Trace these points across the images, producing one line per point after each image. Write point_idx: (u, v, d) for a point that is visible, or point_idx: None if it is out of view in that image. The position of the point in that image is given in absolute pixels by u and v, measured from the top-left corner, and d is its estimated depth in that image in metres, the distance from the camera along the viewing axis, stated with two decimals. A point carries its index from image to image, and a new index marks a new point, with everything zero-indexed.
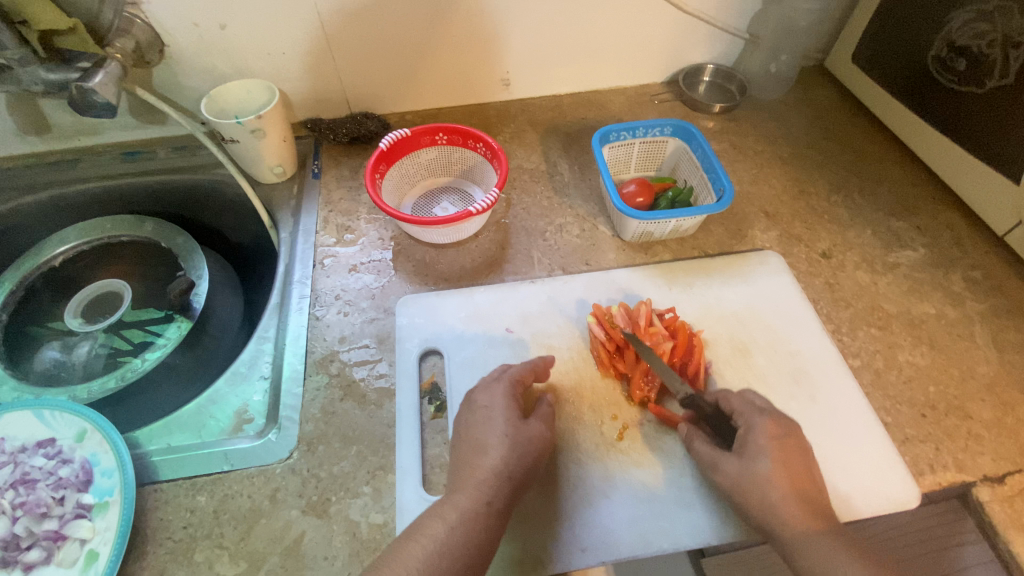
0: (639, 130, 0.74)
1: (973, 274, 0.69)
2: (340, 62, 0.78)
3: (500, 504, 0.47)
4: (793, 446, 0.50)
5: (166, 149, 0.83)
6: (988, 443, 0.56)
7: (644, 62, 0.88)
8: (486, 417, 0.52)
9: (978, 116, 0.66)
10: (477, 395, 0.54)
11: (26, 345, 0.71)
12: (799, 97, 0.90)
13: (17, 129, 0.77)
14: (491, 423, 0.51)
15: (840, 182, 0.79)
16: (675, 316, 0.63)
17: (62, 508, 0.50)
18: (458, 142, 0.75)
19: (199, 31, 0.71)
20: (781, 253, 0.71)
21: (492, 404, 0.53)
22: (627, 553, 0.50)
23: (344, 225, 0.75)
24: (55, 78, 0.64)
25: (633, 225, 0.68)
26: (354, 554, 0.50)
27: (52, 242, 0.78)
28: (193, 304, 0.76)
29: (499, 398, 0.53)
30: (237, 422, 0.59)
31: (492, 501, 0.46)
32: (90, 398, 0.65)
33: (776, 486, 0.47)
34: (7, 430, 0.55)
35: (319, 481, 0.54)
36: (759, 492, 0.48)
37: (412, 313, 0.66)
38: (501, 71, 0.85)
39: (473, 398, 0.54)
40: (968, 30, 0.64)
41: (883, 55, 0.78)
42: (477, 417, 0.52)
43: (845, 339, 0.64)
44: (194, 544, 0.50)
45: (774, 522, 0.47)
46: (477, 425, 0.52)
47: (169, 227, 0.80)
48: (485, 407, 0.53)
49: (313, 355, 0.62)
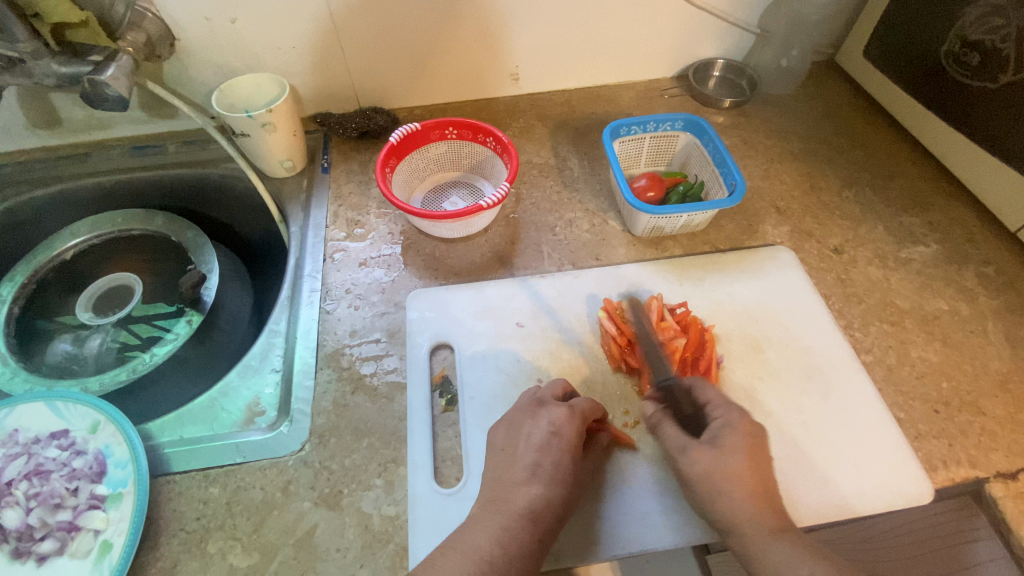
0: (649, 124, 0.74)
1: (986, 270, 0.68)
2: (350, 56, 0.78)
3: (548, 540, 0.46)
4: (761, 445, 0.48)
5: (176, 144, 0.83)
6: (1002, 439, 0.56)
7: (654, 57, 0.88)
8: (546, 443, 0.49)
9: (992, 111, 0.65)
10: (539, 412, 0.52)
11: (38, 338, 0.72)
12: (810, 92, 0.90)
13: (30, 123, 0.77)
14: (549, 451, 0.49)
15: (851, 178, 0.78)
16: (686, 311, 0.63)
17: (75, 499, 0.50)
18: (468, 137, 0.75)
19: (210, 25, 0.71)
20: (792, 248, 0.71)
21: (556, 433, 0.50)
22: (639, 546, 0.50)
23: (353, 219, 0.75)
24: (67, 71, 0.64)
25: (644, 220, 0.68)
26: (366, 547, 0.50)
27: (63, 236, 0.78)
28: (204, 297, 0.76)
29: (565, 427, 0.50)
30: (249, 414, 0.59)
31: (542, 538, 0.46)
32: (102, 390, 0.66)
33: (740, 484, 0.45)
34: (20, 421, 0.55)
35: (331, 474, 0.54)
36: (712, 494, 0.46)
37: (422, 307, 0.65)
38: (511, 66, 0.85)
39: (531, 418, 0.52)
40: (982, 24, 0.64)
41: (895, 50, 0.77)
42: (536, 439, 0.50)
43: (857, 334, 0.63)
44: (208, 535, 0.51)
45: (738, 528, 0.45)
46: (526, 444, 0.50)
47: (179, 221, 0.81)
48: (539, 428, 0.50)
49: (324, 348, 0.63)
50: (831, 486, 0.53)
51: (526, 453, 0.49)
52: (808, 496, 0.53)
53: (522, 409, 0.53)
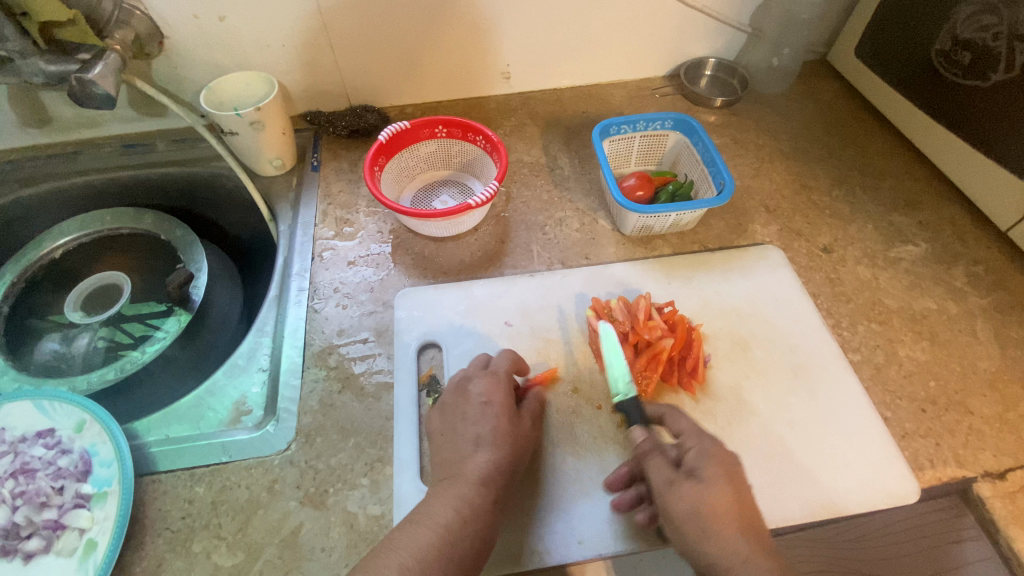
0: (639, 123, 0.74)
1: (975, 269, 0.68)
2: (339, 54, 0.78)
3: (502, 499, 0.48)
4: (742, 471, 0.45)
5: (166, 142, 0.83)
6: (989, 438, 0.56)
7: (645, 56, 0.87)
8: (482, 413, 0.51)
9: (983, 109, 0.65)
10: (468, 386, 0.54)
11: (26, 336, 0.71)
12: (802, 91, 0.90)
13: (19, 121, 0.77)
14: (487, 420, 0.51)
15: (842, 177, 0.78)
16: (674, 309, 0.63)
17: (61, 497, 0.50)
18: (457, 135, 0.75)
19: (199, 23, 0.71)
20: (782, 248, 0.71)
21: (488, 401, 0.52)
22: (625, 545, 0.50)
23: (342, 218, 0.75)
24: (55, 70, 0.64)
25: (633, 219, 0.68)
26: (351, 546, 0.50)
27: (53, 234, 0.78)
28: (192, 296, 0.76)
29: (496, 395, 0.52)
30: (235, 413, 0.59)
31: (496, 500, 0.47)
32: (89, 389, 0.66)
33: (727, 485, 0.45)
34: (7, 420, 0.55)
35: (316, 473, 0.54)
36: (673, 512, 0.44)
37: (410, 306, 0.65)
38: (501, 64, 0.85)
39: (460, 392, 0.54)
40: (974, 22, 0.63)
41: (886, 49, 0.77)
42: (470, 411, 0.52)
43: (846, 333, 0.63)
44: (192, 534, 0.50)
45: None
46: (465, 420, 0.51)
47: (169, 220, 0.81)
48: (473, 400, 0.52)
49: (311, 347, 0.62)
50: (815, 486, 0.53)
51: (466, 427, 0.51)
52: (790, 498, 0.52)
53: (453, 385, 0.55)
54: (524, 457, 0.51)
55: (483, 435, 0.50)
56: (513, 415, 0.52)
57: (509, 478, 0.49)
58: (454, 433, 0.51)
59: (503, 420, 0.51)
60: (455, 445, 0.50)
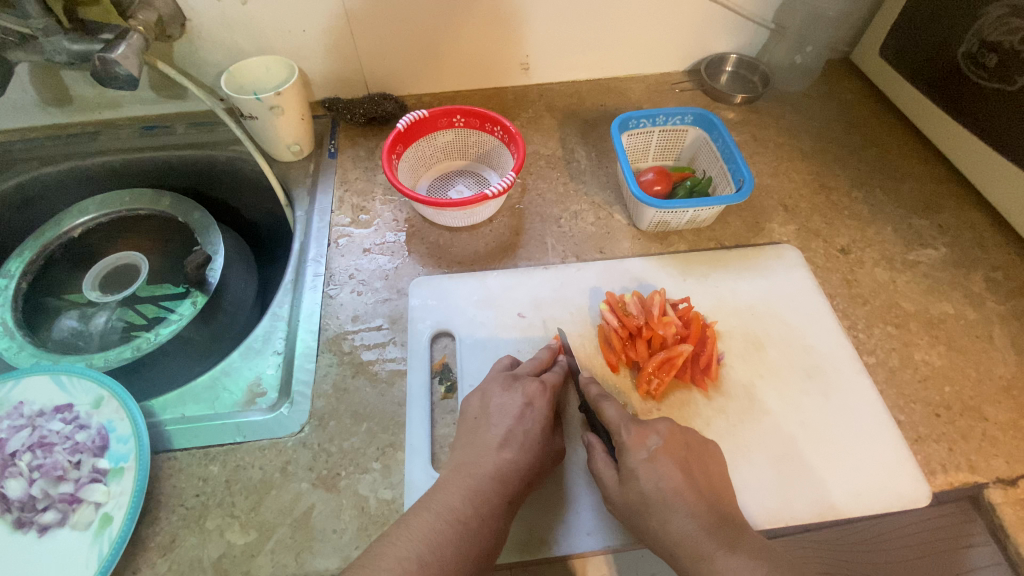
0: (659, 117, 0.73)
1: (995, 275, 0.68)
2: (360, 41, 0.78)
3: (521, 481, 0.48)
4: (701, 467, 0.49)
5: (184, 125, 0.84)
6: (1003, 445, 0.55)
7: (666, 52, 0.87)
8: (512, 413, 0.52)
9: (1007, 114, 0.64)
10: (514, 383, 0.54)
11: (45, 315, 0.73)
12: (823, 89, 0.89)
13: (39, 100, 0.78)
14: (511, 408, 0.52)
15: (861, 178, 0.77)
16: (688, 306, 0.62)
17: (78, 471, 0.51)
18: (475, 125, 0.74)
19: (220, 5, 0.71)
20: (799, 248, 0.70)
21: (531, 402, 0.53)
22: (630, 535, 0.50)
23: (359, 205, 0.75)
24: (78, 49, 0.64)
25: (650, 214, 0.67)
26: (361, 529, 0.50)
27: (72, 213, 0.79)
28: (209, 278, 0.76)
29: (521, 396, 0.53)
30: (250, 395, 0.59)
31: (514, 486, 0.48)
32: (107, 366, 0.66)
33: None
34: (26, 394, 0.56)
35: (329, 456, 0.54)
36: (659, 503, 0.46)
37: (424, 295, 0.66)
38: (521, 55, 0.84)
39: (506, 386, 0.54)
40: (1002, 25, 0.62)
41: (911, 50, 0.76)
42: (500, 413, 0.52)
43: (861, 335, 0.63)
44: (206, 512, 0.51)
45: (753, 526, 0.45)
46: (498, 414, 0.52)
47: (186, 203, 0.80)
48: (517, 398, 0.53)
49: (325, 333, 0.63)
50: (825, 488, 0.53)
51: (503, 420, 0.52)
52: (797, 499, 0.52)
53: (500, 377, 0.55)
54: (542, 458, 0.51)
55: (515, 430, 0.51)
56: (547, 421, 0.53)
57: (528, 481, 0.49)
58: (495, 419, 0.52)
59: (535, 426, 0.52)
60: (479, 429, 0.52)
